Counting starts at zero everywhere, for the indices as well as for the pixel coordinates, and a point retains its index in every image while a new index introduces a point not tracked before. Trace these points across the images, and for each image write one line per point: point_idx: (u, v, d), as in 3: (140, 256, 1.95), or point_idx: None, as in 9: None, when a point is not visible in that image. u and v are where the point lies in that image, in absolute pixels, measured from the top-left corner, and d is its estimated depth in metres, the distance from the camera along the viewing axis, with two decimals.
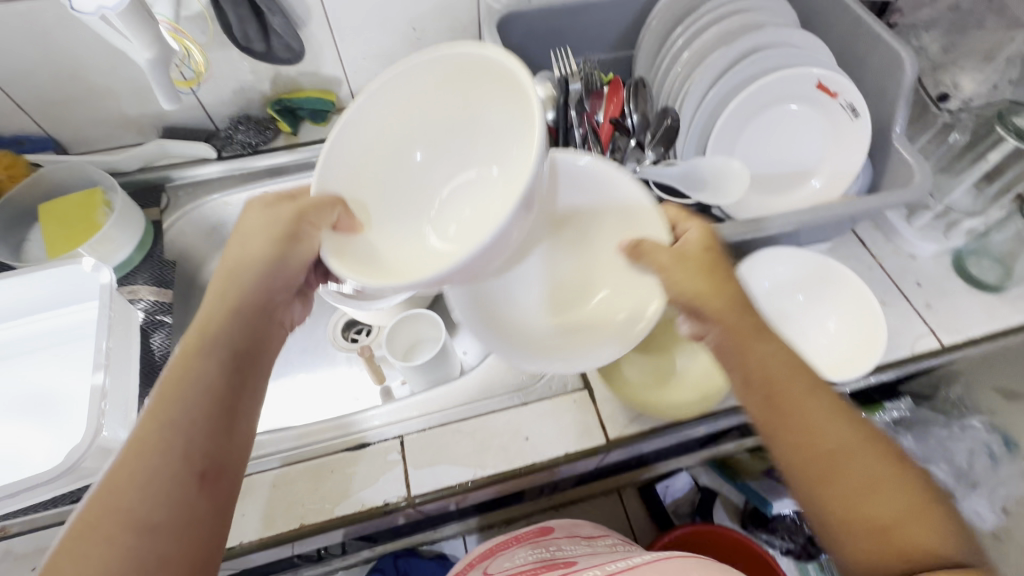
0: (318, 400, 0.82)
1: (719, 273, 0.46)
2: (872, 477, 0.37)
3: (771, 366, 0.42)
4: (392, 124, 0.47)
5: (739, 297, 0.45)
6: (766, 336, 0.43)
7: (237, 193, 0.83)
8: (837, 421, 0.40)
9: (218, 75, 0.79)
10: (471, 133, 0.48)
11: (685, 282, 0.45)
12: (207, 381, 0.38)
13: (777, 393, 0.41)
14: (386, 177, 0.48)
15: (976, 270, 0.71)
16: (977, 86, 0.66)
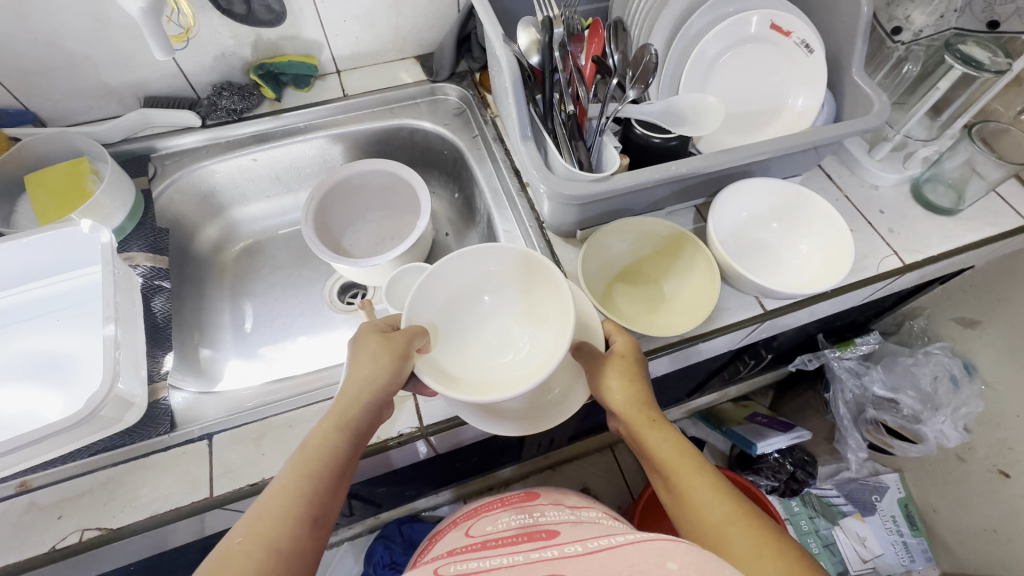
0: (319, 358, 0.84)
1: (633, 375, 0.55)
2: (744, 551, 0.45)
3: (667, 452, 0.52)
4: (471, 278, 0.63)
5: (646, 394, 0.55)
6: (665, 426, 0.53)
7: (227, 159, 0.85)
8: (720, 501, 0.48)
9: (198, 40, 0.79)
10: (524, 296, 0.63)
11: (604, 383, 0.55)
12: (334, 450, 0.47)
13: (672, 475, 0.51)
14: (456, 314, 0.63)
15: (932, 196, 0.77)
16: (927, 18, 0.68)
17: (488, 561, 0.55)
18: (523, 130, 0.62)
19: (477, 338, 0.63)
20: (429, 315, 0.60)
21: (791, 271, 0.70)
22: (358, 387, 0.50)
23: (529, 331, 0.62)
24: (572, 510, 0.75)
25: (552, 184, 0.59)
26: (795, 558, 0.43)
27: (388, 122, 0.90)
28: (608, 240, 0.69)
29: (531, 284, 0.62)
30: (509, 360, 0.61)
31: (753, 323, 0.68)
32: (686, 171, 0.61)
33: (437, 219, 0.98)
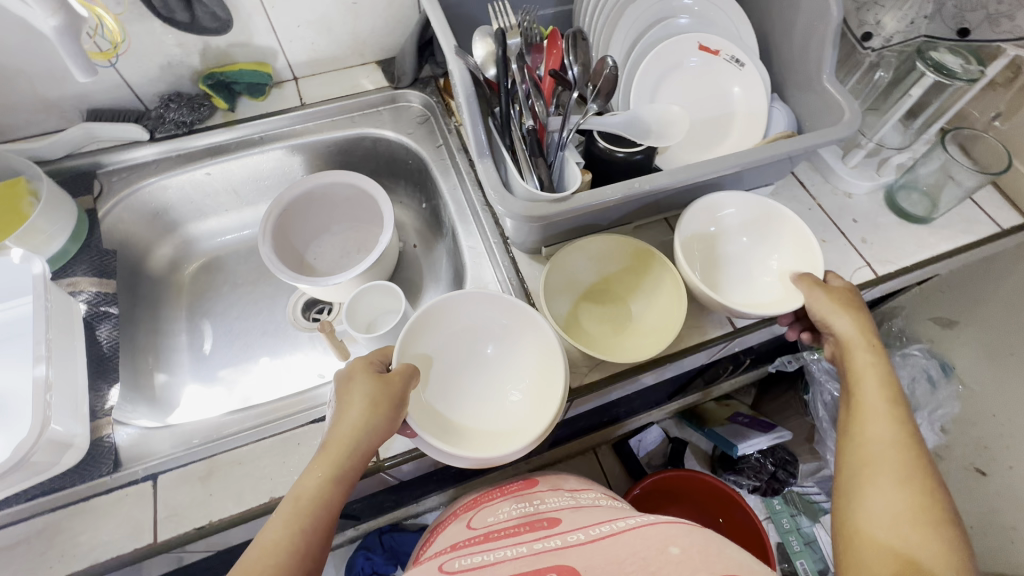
0: (282, 380, 0.81)
1: (853, 306, 0.57)
2: (898, 475, 0.44)
3: (859, 375, 0.52)
4: (468, 324, 0.63)
5: (859, 321, 0.56)
6: (868, 359, 0.53)
7: (179, 174, 0.81)
8: (887, 422, 0.48)
9: (141, 49, 0.74)
10: (518, 343, 0.62)
11: (829, 312, 0.57)
12: (330, 498, 0.45)
13: (856, 397, 0.51)
14: (453, 361, 0.63)
15: (905, 204, 0.76)
16: (897, 23, 0.65)
17: (493, 554, 0.51)
18: (481, 146, 0.58)
19: (468, 386, 0.62)
20: (423, 357, 0.60)
21: (760, 285, 0.68)
22: (351, 435, 0.47)
23: (523, 383, 0.61)
24: (571, 493, 0.70)
25: (513, 206, 0.56)
26: (934, 508, 0.41)
27: (350, 132, 0.86)
28: (571, 257, 0.67)
29: (521, 332, 0.61)
30: (496, 406, 0.61)
31: (724, 341, 0.67)
32: (649, 188, 0.59)
33: (405, 230, 0.95)
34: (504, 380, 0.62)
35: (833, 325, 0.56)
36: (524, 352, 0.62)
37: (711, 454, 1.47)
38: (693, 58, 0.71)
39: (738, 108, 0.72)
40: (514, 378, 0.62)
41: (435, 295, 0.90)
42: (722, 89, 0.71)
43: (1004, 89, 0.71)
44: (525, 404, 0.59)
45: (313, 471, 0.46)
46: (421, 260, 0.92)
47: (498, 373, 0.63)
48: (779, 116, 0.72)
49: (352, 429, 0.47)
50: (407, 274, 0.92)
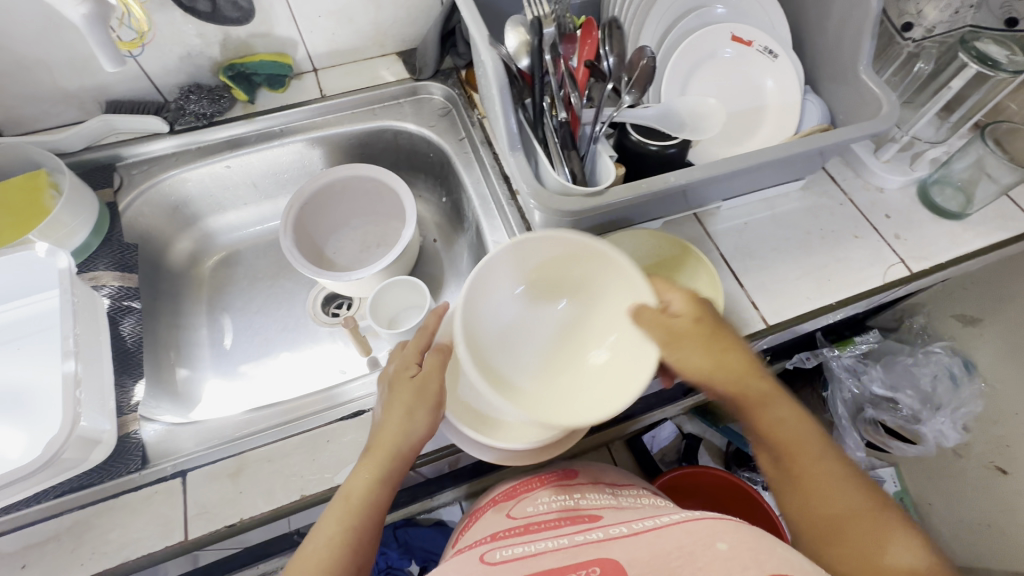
0: (303, 376, 0.80)
1: (720, 348, 0.50)
2: (869, 541, 0.46)
3: (772, 430, 0.50)
4: (525, 283, 0.54)
5: (746, 363, 0.51)
6: (774, 405, 0.51)
7: (198, 167, 0.80)
8: (840, 478, 0.48)
9: (161, 39, 0.73)
10: (601, 304, 0.53)
11: (695, 356, 0.49)
12: (376, 499, 0.46)
13: (783, 453, 0.50)
14: (522, 319, 0.55)
15: (939, 199, 0.74)
16: (941, 14, 0.62)
17: (532, 546, 0.50)
18: (512, 137, 0.57)
19: (531, 352, 0.54)
20: (480, 321, 0.52)
21: (594, 391, 0.48)
22: (391, 440, 0.47)
23: (597, 351, 0.52)
24: (612, 492, 0.68)
25: (545, 200, 0.55)
26: (910, 543, 0.46)
27: (370, 124, 0.85)
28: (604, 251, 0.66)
29: (591, 289, 0.53)
30: (571, 376, 0.52)
31: (757, 339, 0.66)
32: (685, 183, 0.57)
33: (425, 224, 0.94)
34: (571, 341, 0.54)
35: (724, 384, 0.50)
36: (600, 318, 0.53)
37: (725, 450, 1.46)
38: (727, 49, 0.69)
39: (771, 101, 0.70)
40: (581, 338, 0.54)
41: (457, 291, 0.89)
42: (755, 81, 0.70)
43: None
44: (585, 384, 0.51)
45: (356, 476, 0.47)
46: (441, 255, 0.91)
47: (565, 333, 0.55)
48: (813, 110, 0.70)
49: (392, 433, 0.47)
50: (427, 269, 0.91)
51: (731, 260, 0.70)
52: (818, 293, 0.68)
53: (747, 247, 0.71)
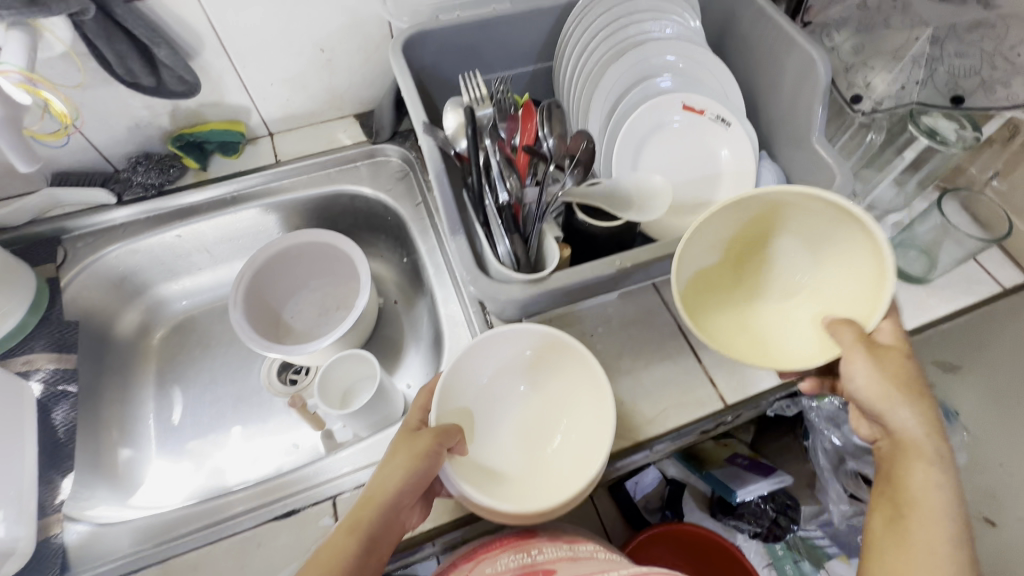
0: (254, 454, 0.77)
1: (908, 384, 0.44)
2: None
3: (916, 486, 0.42)
4: (500, 366, 0.59)
5: (931, 418, 0.44)
6: (931, 463, 0.43)
7: (147, 238, 0.78)
8: (936, 563, 0.39)
9: (107, 112, 0.72)
10: (558, 383, 0.59)
11: (872, 368, 0.43)
12: (348, 557, 0.43)
13: (903, 508, 0.43)
14: (492, 400, 0.59)
15: (901, 262, 0.73)
16: (888, 86, 0.62)
17: None
18: (454, 223, 0.55)
19: (508, 428, 0.59)
20: (459, 414, 0.56)
21: (568, 471, 0.51)
22: (378, 488, 0.46)
23: (564, 425, 0.57)
24: (568, 544, 0.57)
25: (487, 288, 0.54)
26: None
27: (327, 190, 0.84)
28: (686, 265, 0.51)
29: (555, 369, 0.58)
30: (541, 452, 0.56)
31: (715, 416, 0.64)
32: (631, 266, 0.56)
33: (385, 285, 0.92)
34: (538, 415, 0.59)
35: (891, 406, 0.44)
36: (562, 395, 0.58)
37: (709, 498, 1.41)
38: (677, 117, 0.68)
39: (726, 168, 0.69)
40: (549, 413, 0.59)
41: (416, 355, 0.86)
42: (710, 149, 0.69)
43: (999, 147, 0.69)
44: (570, 452, 0.54)
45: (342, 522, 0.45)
46: (402, 317, 0.89)
47: (531, 410, 0.60)
48: (767, 178, 0.69)
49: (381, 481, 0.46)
50: (387, 331, 0.88)
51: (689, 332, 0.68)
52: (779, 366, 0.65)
53: None
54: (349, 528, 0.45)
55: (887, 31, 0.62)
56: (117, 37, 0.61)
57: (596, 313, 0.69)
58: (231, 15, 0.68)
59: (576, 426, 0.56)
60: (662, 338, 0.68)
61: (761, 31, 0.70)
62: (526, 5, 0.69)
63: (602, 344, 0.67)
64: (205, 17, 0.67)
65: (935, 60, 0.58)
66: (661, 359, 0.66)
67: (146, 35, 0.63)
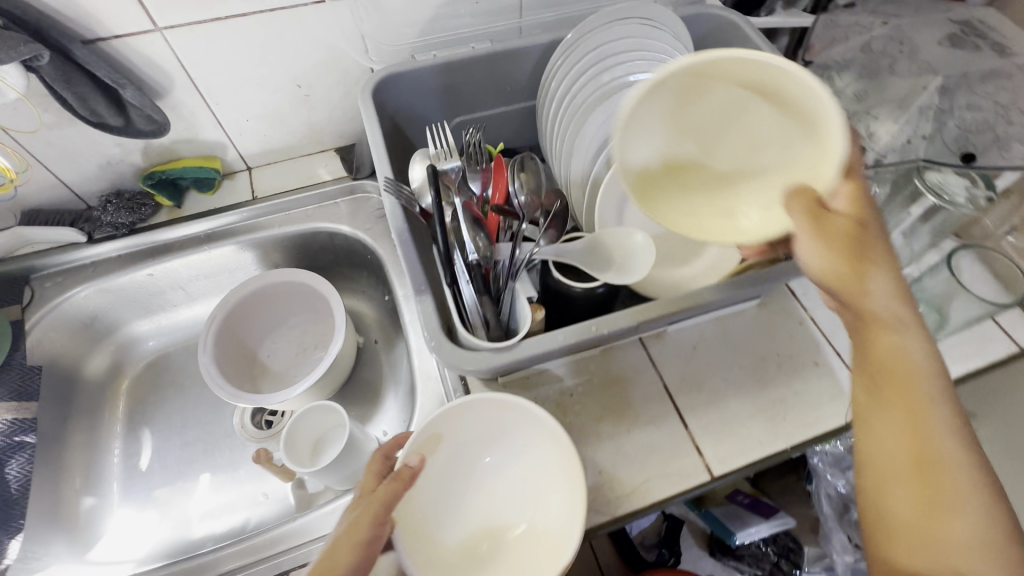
0: (222, 505, 0.74)
1: (852, 256, 0.39)
2: (913, 523, 0.38)
3: (883, 352, 0.40)
4: (466, 437, 0.51)
5: (890, 285, 0.39)
6: (897, 331, 0.39)
7: (118, 277, 0.76)
8: (900, 438, 0.39)
9: (76, 150, 0.70)
10: (528, 455, 0.52)
11: (846, 150, 0.38)
12: None
13: (876, 378, 0.40)
14: (455, 474, 0.52)
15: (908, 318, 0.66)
16: (893, 138, 0.56)
17: None
18: (417, 286, 0.51)
19: (473, 505, 0.52)
20: (419, 495, 0.49)
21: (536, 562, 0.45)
22: (325, 567, 0.39)
23: (536, 503, 0.51)
24: None
25: (450, 358, 0.49)
26: None
27: (303, 228, 0.81)
28: (626, 145, 0.45)
29: (525, 440, 0.51)
30: (510, 535, 0.50)
31: (702, 489, 0.59)
32: (607, 333, 0.52)
33: (366, 324, 0.89)
34: (508, 489, 0.52)
35: (857, 308, 0.40)
36: (533, 468, 0.52)
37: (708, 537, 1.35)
38: None
39: None
40: (520, 487, 0.52)
41: (395, 400, 0.82)
42: None
43: (1016, 199, 0.64)
44: (541, 538, 0.48)
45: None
46: (381, 358, 0.86)
47: (501, 483, 0.52)
48: None
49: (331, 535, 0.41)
50: (366, 373, 0.85)
51: (675, 392, 0.64)
52: (771, 434, 0.61)
53: (694, 378, 0.65)
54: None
55: (893, 75, 0.58)
56: (77, 80, 0.59)
57: (576, 370, 0.65)
58: (201, 54, 0.66)
59: (548, 508, 0.49)
60: (647, 398, 0.63)
61: None
62: (507, 45, 0.65)
63: (582, 404, 0.63)
64: (173, 56, 0.65)
65: (944, 112, 0.54)
66: (644, 423, 0.62)
67: (109, 77, 0.60)
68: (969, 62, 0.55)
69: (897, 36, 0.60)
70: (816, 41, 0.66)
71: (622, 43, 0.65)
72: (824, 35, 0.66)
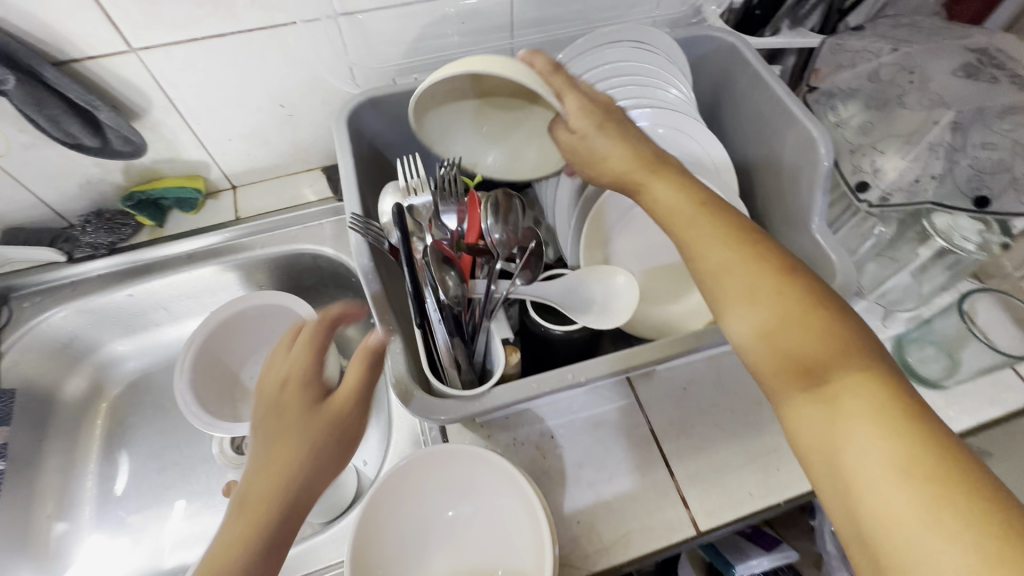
0: (193, 536, 0.72)
1: (609, 130, 0.50)
2: (786, 351, 0.38)
3: (661, 192, 0.46)
4: (430, 490, 0.49)
5: (640, 148, 0.49)
6: (660, 176, 0.47)
7: (97, 297, 0.74)
8: (715, 249, 0.43)
9: (54, 170, 0.69)
10: (494, 511, 0.49)
11: (564, 96, 0.49)
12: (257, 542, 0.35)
13: (670, 220, 0.46)
14: (417, 533, 0.49)
15: (915, 361, 0.62)
16: (901, 174, 0.51)
17: None
18: (384, 327, 0.50)
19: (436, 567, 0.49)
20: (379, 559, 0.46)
21: None
22: (292, 466, 0.38)
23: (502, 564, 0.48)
24: None
25: (419, 408, 0.47)
26: (832, 320, 0.38)
27: (286, 249, 0.79)
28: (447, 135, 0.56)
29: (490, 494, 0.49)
30: None
31: (687, 544, 0.55)
32: (585, 381, 0.49)
33: (351, 346, 0.87)
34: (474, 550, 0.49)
35: (636, 189, 0.48)
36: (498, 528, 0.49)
37: None
38: None
39: None
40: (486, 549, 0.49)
41: (376, 428, 0.80)
42: None
43: None
44: None
45: (240, 494, 0.37)
46: None
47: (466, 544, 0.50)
48: None
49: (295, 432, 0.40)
50: None
51: (663, 438, 0.60)
52: (765, 488, 0.57)
53: (683, 421, 0.61)
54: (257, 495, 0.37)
55: (901, 108, 0.54)
56: (48, 102, 0.57)
57: (559, 411, 0.62)
58: (178, 74, 0.64)
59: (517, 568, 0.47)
60: (632, 443, 0.60)
61: (758, 99, 0.62)
62: None
63: (563, 448, 0.60)
64: (150, 77, 0.63)
65: (956, 150, 0.49)
66: (628, 469, 0.58)
67: (81, 98, 0.59)
68: (983, 96, 0.51)
69: (906, 64, 0.56)
70: (820, 66, 0.62)
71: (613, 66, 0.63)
72: (830, 60, 0.62)
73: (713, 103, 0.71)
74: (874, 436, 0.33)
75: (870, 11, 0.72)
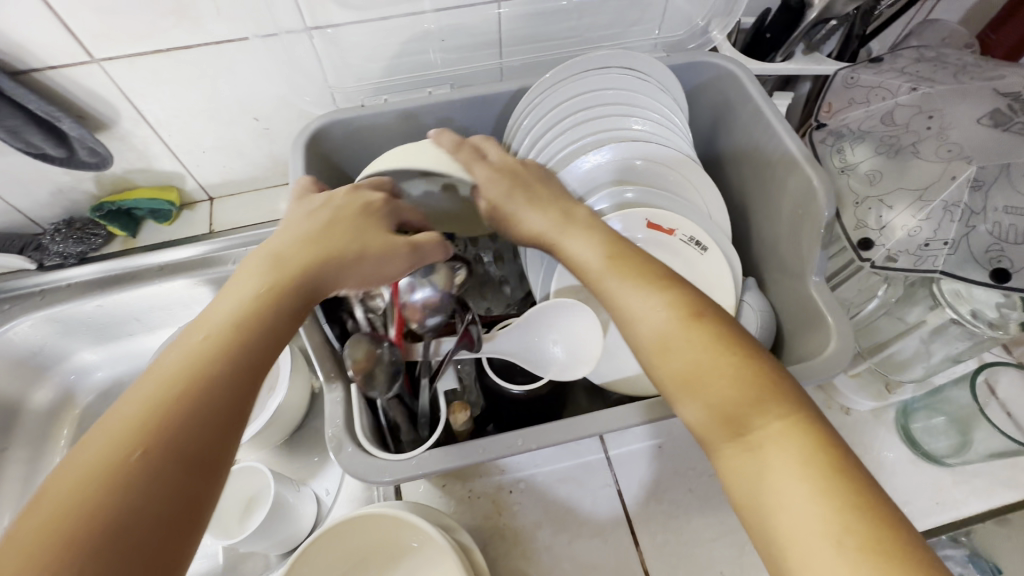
0: None
1: (521, 191, 0.50)
2: (704, 395, 0.35)
3: (573, 249, 0.45)
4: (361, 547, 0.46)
5: (552, 207, 0.49)
6: (572, 230, 0.47)
7: (65, 308, 0.72)
8: (636, 291, 0.40)
9: (25, 178, 0.68)
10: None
11: (473, 169, 0.52)
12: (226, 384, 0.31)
13: (581, 278, 0.45)
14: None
15: (920, 433, 0.56)
16: (909, 235, 0.47)
17: None
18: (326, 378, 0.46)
19: None
20: None
21: None
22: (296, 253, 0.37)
23: None
24: None
25: (359, 470, 0.42)
26: (754, 363, 0.36)
27: None
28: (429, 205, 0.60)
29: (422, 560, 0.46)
30: None
31: None
32: (536, 448, 0.44)
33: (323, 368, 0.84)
34: None
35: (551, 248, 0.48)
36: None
37: None
38: (642, 235, 0.55)
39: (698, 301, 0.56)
40: None
41: None
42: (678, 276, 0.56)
43: None
44: None
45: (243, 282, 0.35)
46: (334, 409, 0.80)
47: None
48: (750, 317, 0.56)
49: (145, 461, 0.27)
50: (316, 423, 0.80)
51: (630, 500, 0.56)
52: (737, 567, 0.52)
53: (655, 484, 0.56)
54: (64, 517, 0.24)
55: (915, 158, 0.49)
56: (4, 113, 0.55)
57: (521, 463, 0.58)
58: (146, 85, 0.61)
59: None
60: (596, 506, 0.55)
61: (757, 135, 0.57)
62: (470, 91, 0.59)
63: (522, 506, 0.55)
64: (119, 89, 0.61)
65: (972, 214, 0.45)
66: (589, 534, 0.54)
67: (41, 110, 0.57)
68: (1009, 150, 0.46)
69: (925, 106, 0.51)
70: (832, 101, 0.57)
71: (599, 93, 0.57)
72: (841, 95, 0.57)
73: (710, 135, 0.66)
74: (791, 493, 0.31)
75: (894, 39, 0.72)
